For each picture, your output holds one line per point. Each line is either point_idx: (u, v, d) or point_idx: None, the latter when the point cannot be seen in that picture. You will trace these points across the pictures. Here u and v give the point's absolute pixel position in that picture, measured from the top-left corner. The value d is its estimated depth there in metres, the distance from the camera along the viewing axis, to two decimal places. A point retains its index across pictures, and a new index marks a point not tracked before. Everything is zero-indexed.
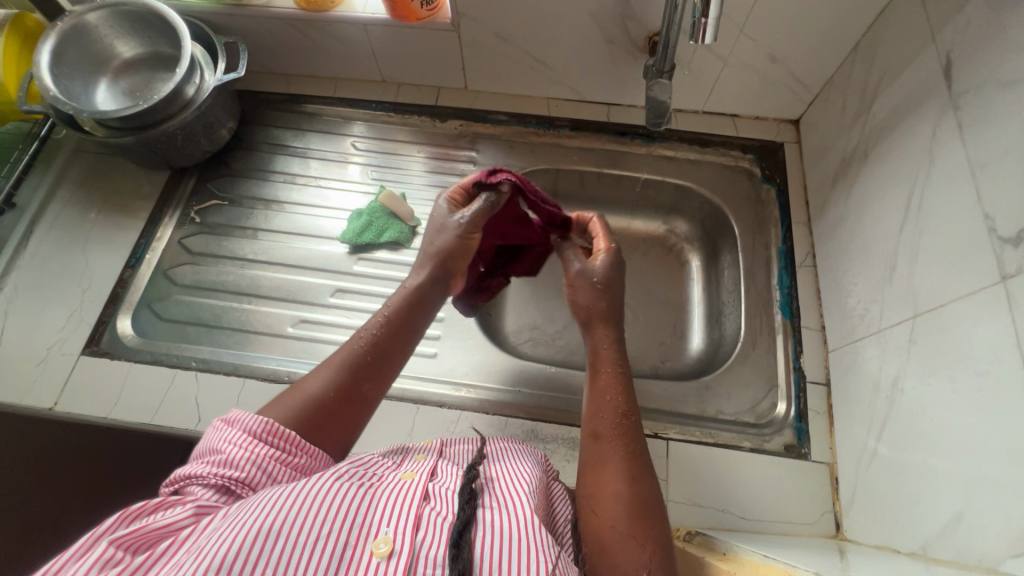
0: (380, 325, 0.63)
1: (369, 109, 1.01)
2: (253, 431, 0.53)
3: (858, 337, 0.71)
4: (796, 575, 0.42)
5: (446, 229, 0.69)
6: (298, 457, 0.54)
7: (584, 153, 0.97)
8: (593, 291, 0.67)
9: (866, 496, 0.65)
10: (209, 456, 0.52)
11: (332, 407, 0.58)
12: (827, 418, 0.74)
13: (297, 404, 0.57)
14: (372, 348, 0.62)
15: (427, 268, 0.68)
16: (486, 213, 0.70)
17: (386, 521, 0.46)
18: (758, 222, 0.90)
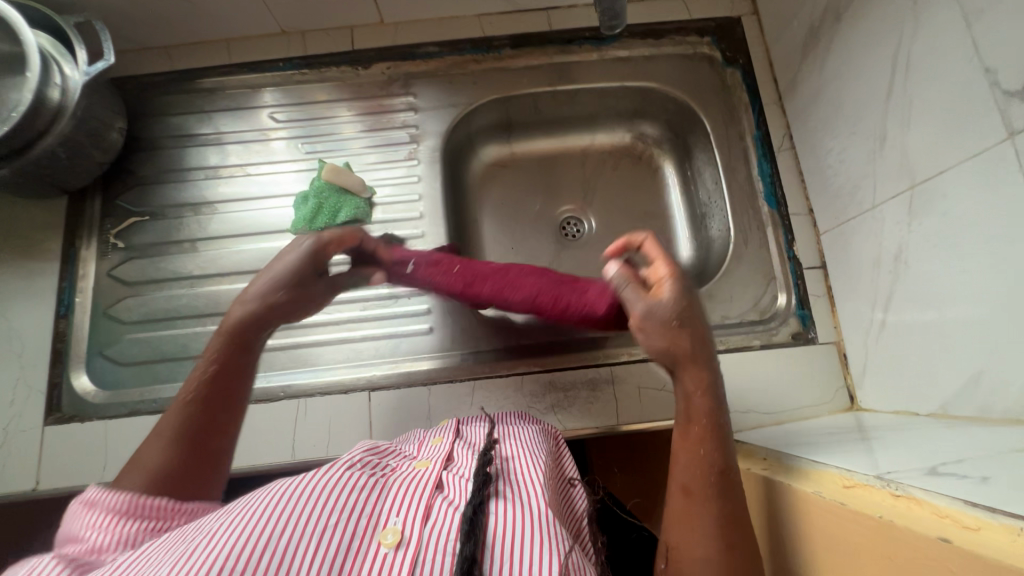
0: (215, 371, 0.56)
1: (278, 69, 0.86)
2: (116, 508, 0.46)
3: (851, 216, 0.70)
4: (829, 474, 0.46)
5: (283, 262, 0.63)
6: (174, 521, 0.48)
7: (532, 72, 0.88)
8: (668, 330, 0.53)
9: (879, 366, 0.67)
10: (70, 547, 0.45)
11: (184, 468, 0.52)
12: (828, 299, 0.75)
13: (139, 480, 0.49)
14: (207, 395, 0.55)
15: (252, 302, 0.60)
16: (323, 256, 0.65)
17: (396, 511, 0.43)
18: (729, 111, 0.85)
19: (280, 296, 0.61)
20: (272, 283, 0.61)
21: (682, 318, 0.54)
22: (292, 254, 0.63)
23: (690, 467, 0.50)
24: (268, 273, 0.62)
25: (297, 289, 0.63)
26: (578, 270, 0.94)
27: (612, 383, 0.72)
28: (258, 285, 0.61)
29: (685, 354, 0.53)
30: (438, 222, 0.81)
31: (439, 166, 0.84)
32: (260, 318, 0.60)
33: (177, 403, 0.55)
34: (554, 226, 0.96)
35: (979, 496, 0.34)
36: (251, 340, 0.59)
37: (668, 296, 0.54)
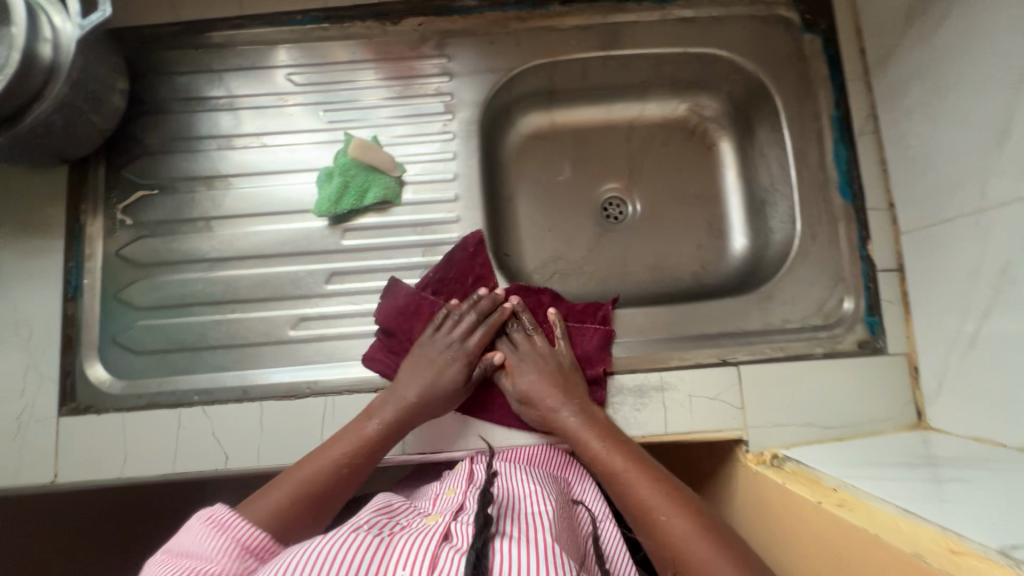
0: (376, 447, 0.59)
1: (295, 24, 0.77)
2: None
3: (945, 217, 0.62)
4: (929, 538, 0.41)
5: (445, 351, 0.65)
6: None
7: (583, 33, 0.78)
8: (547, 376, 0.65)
9: (959, 386, 0.61)
10: None
11: (317, 509, 0.55)
12: (902, 306, 0.69)
13: (277, 504, 0.54)
14: (357, 468, 0.58)
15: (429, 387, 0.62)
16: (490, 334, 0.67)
17: (403, 565, 0.42)
18: (805, 86, 0.76)
19: (440, 394, 0.62)
20: (436, 380, 0.63)
21: (551, 377, 0.65)
22: (440, 352, 0.65)
23: (617, 483, 0.58)
24: (420, 368, 0.63)
25: (445, 397, 0.63)
26: (620, 257, 0.87)
27: (664, 391, 0.67)
28: (406, 377, 0.63)
29: (574, 407, 0.63)
30: (476, 207, 0.74)
31: (476, 141, 0.76)
32: (414, 409, 0.61)
33: (309, 459, 0.58)
34: (595, 207, 0.89)
35: None
36: (407, 425, 0.61)
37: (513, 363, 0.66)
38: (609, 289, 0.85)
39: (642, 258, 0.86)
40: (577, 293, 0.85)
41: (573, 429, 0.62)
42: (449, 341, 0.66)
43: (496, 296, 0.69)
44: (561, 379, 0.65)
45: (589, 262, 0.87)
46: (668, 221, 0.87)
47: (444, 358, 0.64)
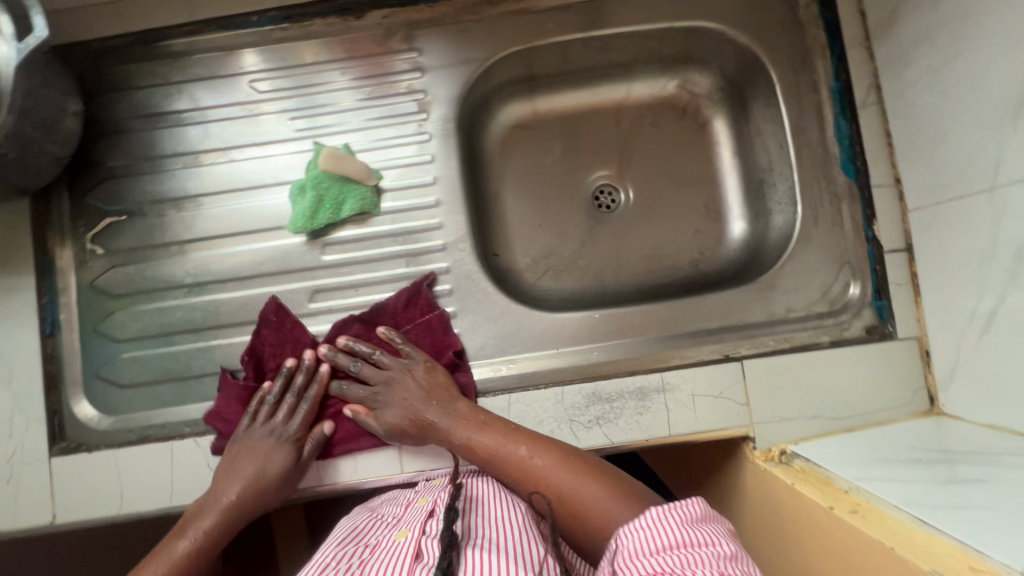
0: (229, 517, 0.58)
1: (253, 26, 0.72)
2: None
3: (957, 195, 0.58)
4: (945, 547, 0.40)
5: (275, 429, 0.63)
6: None
7: (561, 14, 0.72)
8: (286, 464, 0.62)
9: (974, 371, 0.59)
10: None
11: None
12: (911, 288, 0.65)
13: None
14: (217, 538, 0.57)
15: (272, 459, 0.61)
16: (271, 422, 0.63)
17: None
18: (801, 56, 0.71)
19: (285, 465, 0.61)
20: (276, 453, 0.61)
21: (387, 411, 0.62)
22: (274, 429, 0.63)
23: (534, 481, 0.54)
24: (245, 457, 0.61)
25: (297, 465, 0.62)
26: (614, 248, 0.83)
27: (665, 392, 0.65)
28: (243, 459, 0.61)
29: (444, 423, 0.60)
30: (459, 211, 0.71)
31: (453, 141, 0.72)
32: (264, 478, 0.60)
33: (172, 538, 0.57)
34: (585, 197, 0.85)
35: None
36: (264, 493, 0.60)
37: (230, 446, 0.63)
38: (604, 283, 0.82)
39: (637, 248, 0.83)
40: (572, 289, 0.82)
41: (447, 432, 0.59)
42: (270, 424, 0.63)
43: (309, 363, 0.66)
44: (412, 394, 0.63)
45: (582, 255, 0.83)
46: (662, 207, 0.83)
47: (272, 436, 0.62)
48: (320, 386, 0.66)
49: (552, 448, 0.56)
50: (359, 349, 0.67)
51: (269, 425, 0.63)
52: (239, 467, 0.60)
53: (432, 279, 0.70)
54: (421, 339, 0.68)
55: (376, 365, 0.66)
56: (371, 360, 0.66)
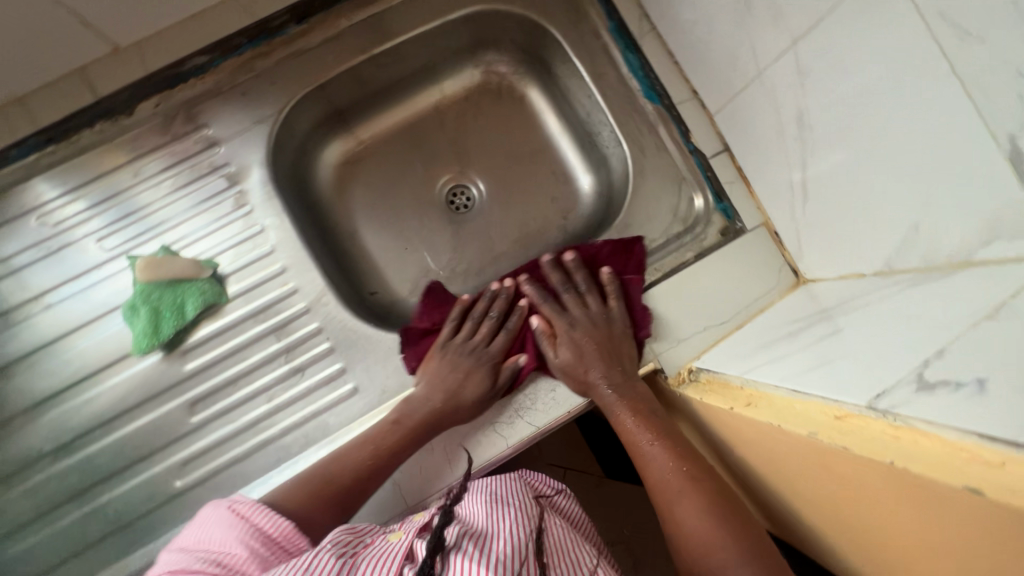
0: (404, 439, 0.61)
1: (21, 160, 0.66)
2: None
3: (738, 88, 0.63)
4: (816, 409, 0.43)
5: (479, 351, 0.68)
6: None
7: (337, 42, 0.71)
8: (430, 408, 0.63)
9: (814, 236, 0.63)
10: None
11: None
12: (742, 182, 0.70)
13: None
14: (361, 486, 0.58)
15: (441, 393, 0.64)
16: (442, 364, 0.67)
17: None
18: (573, 9, 0.74)
19: (474, 387, 0.64)
20: (465, 376, 0.65)
21: (570, 346, 0.66)
22: (473, 354, 0.68)
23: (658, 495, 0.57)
24: (449, 372, 0.66)
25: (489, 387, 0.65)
26: (484, 244, 0.84)
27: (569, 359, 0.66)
28: (445, 369, 0.66)
29: (606, 383, 0.63)
30: (309, 266, 0.68)
31: (276, 201, 0.69)
32: (477, 383, 0.64)
33: (350, 447, 0.60)
34: (440, 205, 0.85)
35: (984, 421, 0.30)
36: (455, 404, 0.63)
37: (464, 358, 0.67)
38: (488, 279, 0.83)
39: (506, 235, 0.84)
40: (460, 297, 0.82)
41: (608, 401, 0.63)
42: (479, 343, 0.69)
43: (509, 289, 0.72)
44: (594, 341, 0.67)
45: (457, 261, 0.83)
46: (514, 188, 0.85)
47: (475, 354, 0.68)
48: (523, 318, 0.71)
49: (695, 466, 0.58)
50: (573, 278, 0.72)
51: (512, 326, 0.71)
52: (414, 399, 0.64)
53: (309, 344, 0.67)
54: (631, 299, 0.69)
55: (562, 324, 0.69)
56: (585, 302, 0.71)
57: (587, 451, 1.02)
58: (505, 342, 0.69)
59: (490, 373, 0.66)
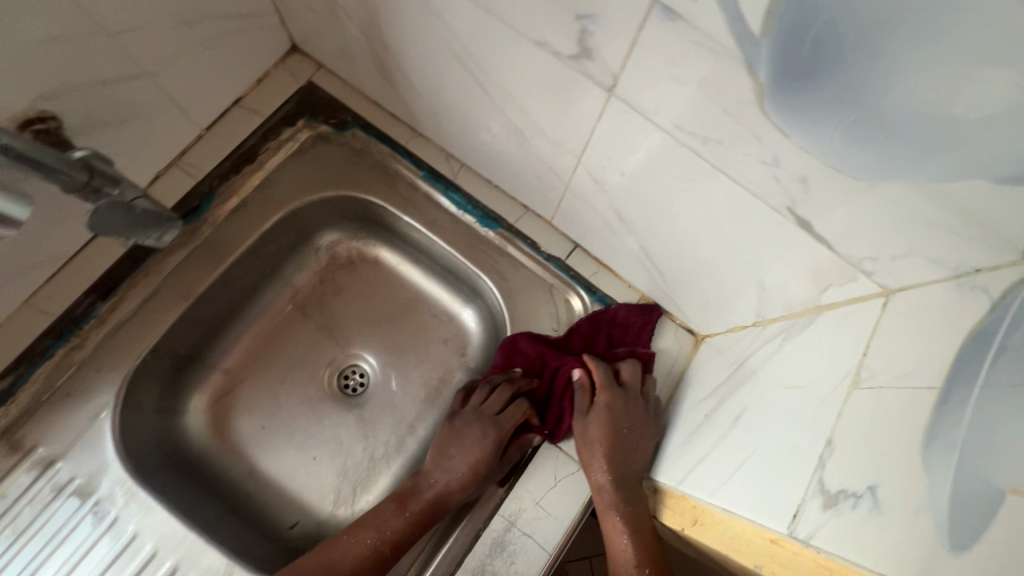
0: (415, 527, 0.60)
1: None
2: None
3: (558, 197, 0.63)
4: (752, 529, 0.38)
5: (490, 416, 0.64)
6: None
7: (154, 300, 0.66)
8: (421, 507, 0.61)
9: (685, 301, 0.63)
10: None
11: None
12: (604, 268, 0.70)
13: None
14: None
15: (451, 475, 0.62)
16: (448, 437, 0.65)
17: None
18: (384, 174, 0.74)
19: (478, 476, 0.62)
20: (478, 458, 0.62)
21: (599, 437, 0.59)
22: (485, 429, 0.63)
23: None
24: (457, 442, 0.64)
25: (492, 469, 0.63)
26: (395, 416, 0.78)
27: (513, 525, 0.61)
28: (458, 447, 0.63)
29: (612, 489, 0.57)
30: (205, 548, 0.60)
31: (144, 492, 0.61)
32: (478, 471, 0.62)
33: (359, 528, 0.60)
34: (333, 396, 0.79)
35: (887, 551, 0.27)
36: (457, 495, 0.62)
37: (465, 430, 0.64)
38: (412, 451, 0.76)
39: (412, 397, 0.79)
40: (390, 484, 0.75)
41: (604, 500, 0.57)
42: (490, 408, 0.65)
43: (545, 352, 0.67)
44: (625, 421, 0.59)
45: (373, 447, 0.77)
46: (402, 348, 0.81)
47: (484, 428, 0.63)
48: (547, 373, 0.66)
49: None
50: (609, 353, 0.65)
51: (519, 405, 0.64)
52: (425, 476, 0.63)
53: None
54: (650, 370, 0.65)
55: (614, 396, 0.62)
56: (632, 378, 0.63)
57: (593, 554, 0.95)
58: (507, 423, 0.63)
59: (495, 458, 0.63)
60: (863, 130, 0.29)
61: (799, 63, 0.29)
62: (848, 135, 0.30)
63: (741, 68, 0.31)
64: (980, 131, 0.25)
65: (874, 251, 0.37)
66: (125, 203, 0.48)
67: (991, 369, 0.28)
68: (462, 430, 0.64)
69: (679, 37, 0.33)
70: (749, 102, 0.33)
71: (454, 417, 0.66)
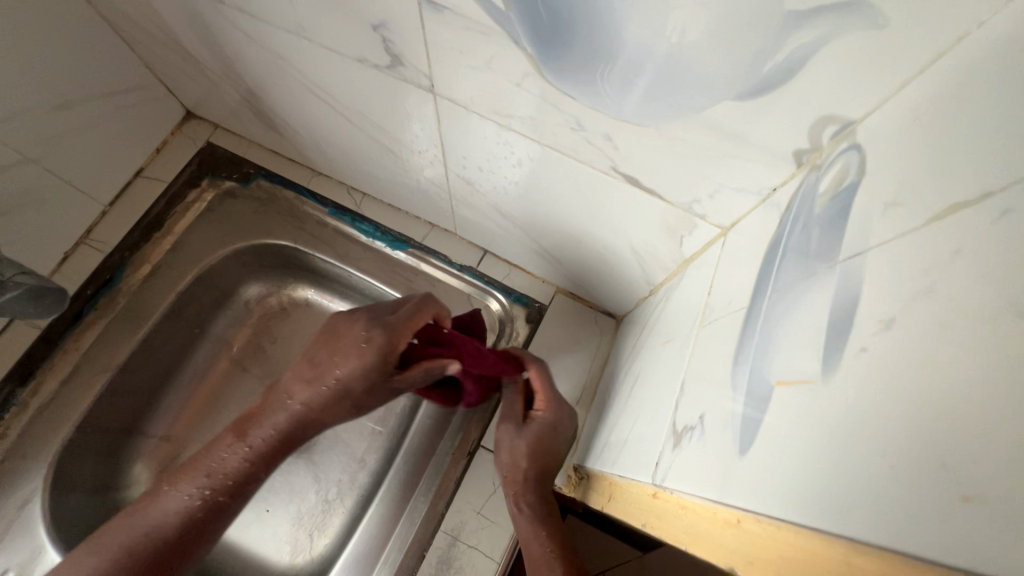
0: (263, 459, 0.53)
1: None
2: None
3: (450, 207, 0.65)
4: (634, 486, 0.38)
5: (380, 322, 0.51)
6: None
7: (76, 376, 0.66)
8: (276, 429, 0.53)
9: (591, 286, 0.64)
10: None
11: None
12: (516, 269, 0.71)
13: None
14: (206, 531, 0.50)
15: (322, 387, 0.52)
16: (325, 350, 0.52)
17: None
18: (293, 216, 0.75)
19: (354, 392, 0.52)
20: (356, 371, 0.50)
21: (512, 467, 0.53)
22: (368, 333, 0.50)
23: None
24: (335, 352, 0.51)
25: (375, 390, 0.52)
26: (344, 453, 0.77)
27: (458, 539, 0.59)
28: (337, 355, 0.51)
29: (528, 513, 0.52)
30: None
31: None
32: (357, 387, 0.51)
33: (180, 477, 0.50)
34: None
35: (707, 474, 0.27)
36: (325, 416, 0.54)
37: (346, 337, 0.51)
38: (365, 485, 0.75)
39: (360, 431, 0.78)
40: (346, 523, 0.73)
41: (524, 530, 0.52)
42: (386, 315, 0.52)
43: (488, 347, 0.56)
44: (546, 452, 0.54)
45: (325, 488, 0.75)
46: None
47: (368, 333, 0.51)
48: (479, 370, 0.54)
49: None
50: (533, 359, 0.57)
51: (412, 306, 0.52)
52: (288, 396, 0.53)
53: None
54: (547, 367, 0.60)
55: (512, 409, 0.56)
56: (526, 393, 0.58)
57: None
58: (396, 334, 0.50)
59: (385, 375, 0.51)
60: (619, 78, 0.31)
61: (544, 25, 0.30)
62: (613, 86, 0.32)
63: (508, 41, 0.33)
64: (695, 55, 0.27)
65: (696, 193, 0.38)
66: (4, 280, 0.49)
67: (779, 273, 0.28)
68: (346, 339, 0.51)
69: (453, 25, 0.34)
70: (531, 72, 0.35)
71: (338, 330, 0.52)
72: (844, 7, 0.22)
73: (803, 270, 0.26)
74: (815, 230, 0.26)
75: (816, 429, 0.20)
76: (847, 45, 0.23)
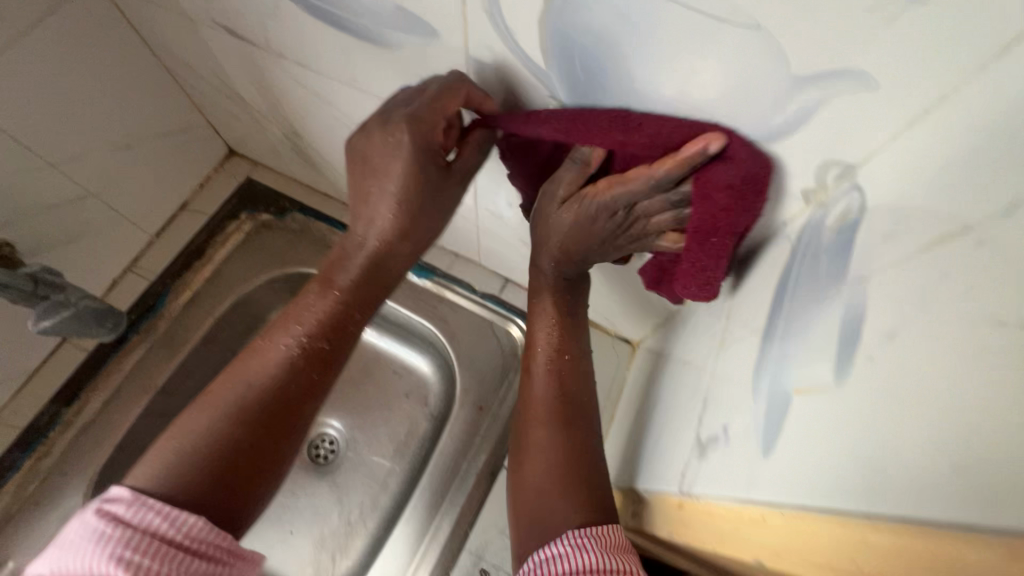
0: (356, 299, 0.48)
1: None
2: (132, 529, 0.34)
3: (476, 237, 0.69)
4: (658, 500, 0.41)
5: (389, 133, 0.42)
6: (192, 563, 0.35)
7: (118, 396, 0.69)
8: (354, 286, 0.48)
9: (609, 313, 0.67)
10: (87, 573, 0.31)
11: None
12: None
13: None
14: (316, 383, 0.46)
15: (371, 231, 0.46)
16: (360, 169, 0.45)
17: None
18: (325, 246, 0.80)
19: (399, 227, 0.46)
20: (404, 192, 0.44)
21: (554, 294, 0.50)
22: (390, 142, 0.42)
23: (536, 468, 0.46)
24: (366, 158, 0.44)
25: (436, 196, 0.45)
26: (367, 475, 0.79)
27: (481, 559, 0.61)
28: (371, 175, 0.44)
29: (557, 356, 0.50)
30: None
31: None
32: (412, 207, 0.45)
33: (278, 331, 0.47)
34: (304, 466, 0.79)
35: (733, 478, 0.29)
36: (396, 262, 0.49)
37: (376, 152, 0.43)
38: (387, 508, 0.76)
39: (382, 453, 0.80)
40: (368, 544, 0.74)
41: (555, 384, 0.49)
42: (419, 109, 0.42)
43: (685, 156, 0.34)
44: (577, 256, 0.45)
45: (348, 509, 0.77)
46: (367, 408, 0.83)
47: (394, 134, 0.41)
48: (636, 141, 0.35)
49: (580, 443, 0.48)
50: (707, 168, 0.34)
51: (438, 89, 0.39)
52: (350, 236, 0.48)
53: None
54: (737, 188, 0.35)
55: (610, 221, 0.41)
56: (660, 229, 0.41)
57: None
58: (430, 119, 0.40)
59: (438, 163, 0.43)
60: None
61: (578, 83, 0.35)
62: None
63: (546, 94, 0.38)
64: (717, 109, 0.31)
65: None
66: (73, 304, 0.53)
67: (791, 299, 0.32)
68: (374, 153, 0.43)
69: (497, 80, 0.39)
70: None
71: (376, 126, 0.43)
72: (843, 75, 0.26)
73: (813, 292, 0.29)
74: (822, 258, 0.30)
75: (833, 433, 0.23)
76: (845, 103, 0.27)
